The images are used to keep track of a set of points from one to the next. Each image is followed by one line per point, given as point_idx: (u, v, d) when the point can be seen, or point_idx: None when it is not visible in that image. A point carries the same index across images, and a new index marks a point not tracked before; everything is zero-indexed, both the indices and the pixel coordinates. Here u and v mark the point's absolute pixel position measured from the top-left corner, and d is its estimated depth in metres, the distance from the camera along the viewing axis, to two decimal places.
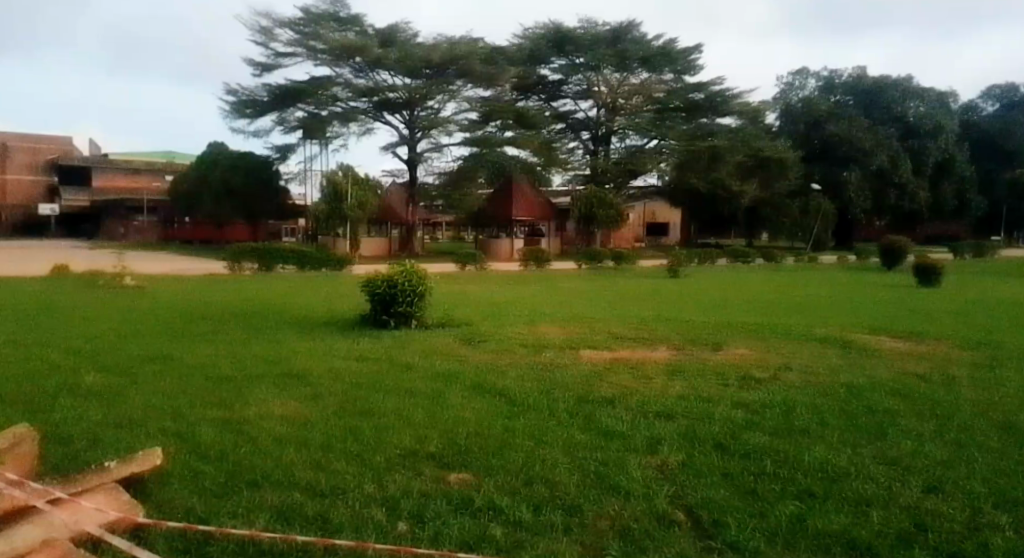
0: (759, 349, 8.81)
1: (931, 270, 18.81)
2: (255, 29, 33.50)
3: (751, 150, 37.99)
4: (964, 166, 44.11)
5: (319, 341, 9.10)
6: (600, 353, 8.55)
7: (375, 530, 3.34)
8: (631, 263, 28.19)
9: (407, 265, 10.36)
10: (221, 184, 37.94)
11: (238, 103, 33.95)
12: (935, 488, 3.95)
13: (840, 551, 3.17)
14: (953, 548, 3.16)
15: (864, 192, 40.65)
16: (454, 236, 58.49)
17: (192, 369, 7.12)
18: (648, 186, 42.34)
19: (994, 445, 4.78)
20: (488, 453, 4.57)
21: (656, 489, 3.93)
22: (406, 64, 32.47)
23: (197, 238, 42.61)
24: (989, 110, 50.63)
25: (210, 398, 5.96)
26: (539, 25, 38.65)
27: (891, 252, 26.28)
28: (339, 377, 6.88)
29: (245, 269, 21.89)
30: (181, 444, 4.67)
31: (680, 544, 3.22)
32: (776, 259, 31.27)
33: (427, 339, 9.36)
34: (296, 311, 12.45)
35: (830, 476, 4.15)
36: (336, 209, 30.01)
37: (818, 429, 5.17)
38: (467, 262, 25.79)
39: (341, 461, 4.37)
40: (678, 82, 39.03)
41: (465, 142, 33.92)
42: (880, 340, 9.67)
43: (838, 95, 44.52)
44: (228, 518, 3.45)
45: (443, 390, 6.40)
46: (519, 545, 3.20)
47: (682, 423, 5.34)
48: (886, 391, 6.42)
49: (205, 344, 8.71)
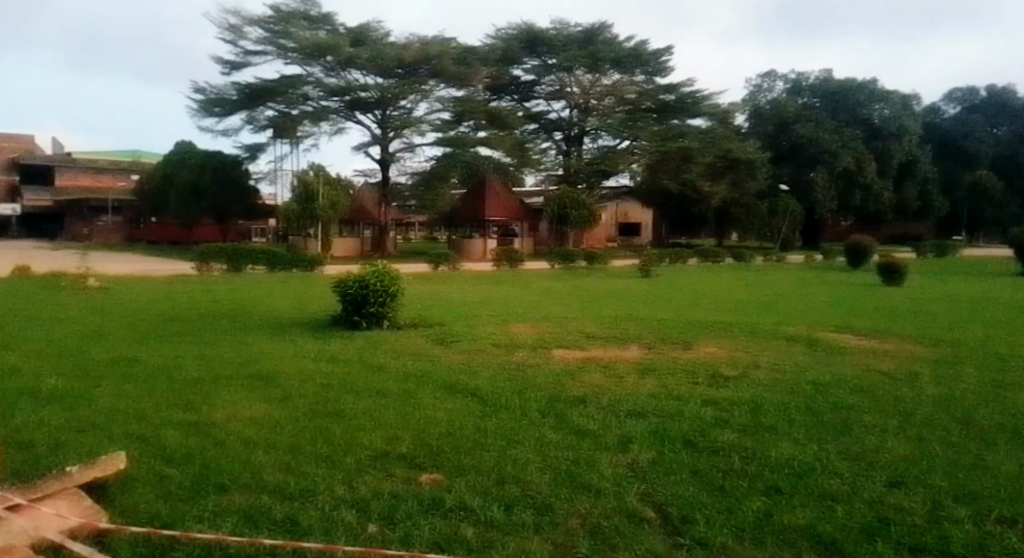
0: (729, 347, 8.93)
1: (895, 269, 19.24)
2: (224, 27, 33.04)
3: (721, 151, 38.44)
4: (926, 167, 45.17)
5: (291, 343, 9.02)
6: (572, 353, 8.56)
7: (346, 531, 3.32)
8: (603, 263, 28.34)
9: (379, 265, 10.32)
10: (189, 183, 37.28)
11: (206, 101, 33.43)
12: (898, 483, 4.04)
13: (806, 546, 3.22)
14: (915, 541, 3.23)
15: (831, 193, 41.39)
16: (427, 236, 58.28)
17: (159, 371, 7.00)
18: (620, 187, 42.63)
19: (954, 439, 4.90)
20: (459, 453, 4.56)
21: (627, 487, 3.97)
22: (378, 63, 32.25)
23: (164, 238, 42.36)
24: (949, 113, 51.97)
25: (176, 401, 5.85)
26: (512, 26, 38.70)
27: (856, 252, 26.80)
28: (308, 378, 6.82)
29: (214, 270, 21.60)
30: (146, 448, 4.58)
31: (649, 542, 3.24)
32: (744, 259, 31.65)
33: (399, 340, 9.32)
34: (267, 311, 12.31)
35: (797, 473, 4.22)
36: (307, 209, 29.67)
37: (784, 426, 5.26)
38: (440, 262, 25.72)
39: (310, 463, 4.33)
40: (649, 83, 39.38)
41: (438, 142, 33.81)
42: (845, 338, 9.85)
43: (805, 98, 45.28)
44: (194, 523, 3.39)
45: (414, 391, 6.39)
46: (490, 545, 3.20)
47: (654, 422, 5.37)
48: (850, 388, 6.56)
49: (171, 345, 8.58)
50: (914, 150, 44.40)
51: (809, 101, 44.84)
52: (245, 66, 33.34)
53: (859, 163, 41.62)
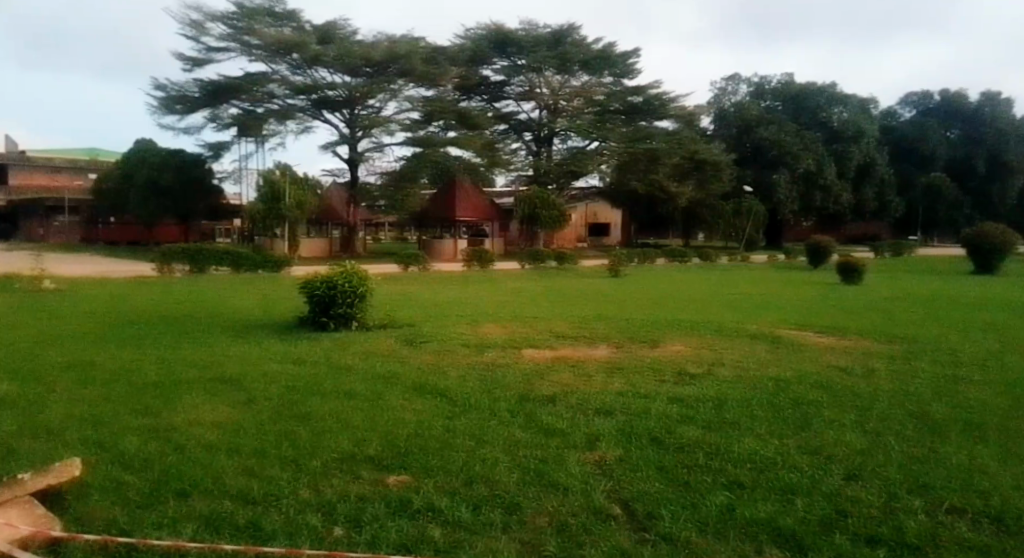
0: (695, 345, 9.07)
1: (852, 268, 19.72)
2: (185, 22, 32.41)
3: (688, 153, 38.90)
4: (883, 169, 46.35)
5: (257, 344, 8.90)
6: (542, 353, 8.56)
7: (310, 535, 3.29)
8: (573, 263, 28.44)
9: (348, 265, 10.26)
10: (150, 182, 36.48)
11: (167, 99, 32.69)
12: (854, 476, 4.13)
13: (766, 537, 3.28)
14: (871, 533, 3.31)
15: (793, 194, 42.23)
16: (396, 236, 57.95)
17: (117, 376, 6.83)
18: (589, 187, 42.85)
19: (909, 432, 5.04)
20: (427, 453, 4.56)
21: (594, 485, 3.99)
22: (345, 62, 31.93)
23: (123, 239, 41.66)
24: (905, 116, 53.44)
25: (136, 406, 5.72)
26: (480, 26, 38.67)
27: (817, 252, 27.37)
28: (273, 381, 6.72)
29: (176, 271, 21.19)
30: (103, 453, 4.49)
31: (615, 538, 3.27)
32: (710, 259, 32.03)
33: (369, 341, 9.25)
34: (231, 314, 12.12)
35: (758, 467, 4.29)
36: (273, 209, 29.26)
37: (748, 422, 5.34)
38: (409, 263, 25.60)
39: (275, 466, 4.28)
40: (617, 85, 39.69)
41: (407, 142, 33.62)
42: (806, 335, 10.09)
43: (767, 101, 46.02)
44: (152, 529, 3.33)
45: (383, 392, 6.36)
46: (457, 545, 3.19)
47: (620, 419, 5.44)
48: (811, 384, 6.68)
49: (128, 349, 8.36)
50: (872, 153, 45.47)
51: (772, 104, 45.65)
52: (208, 63, 32.76)
53: (820, 165, 42.53)
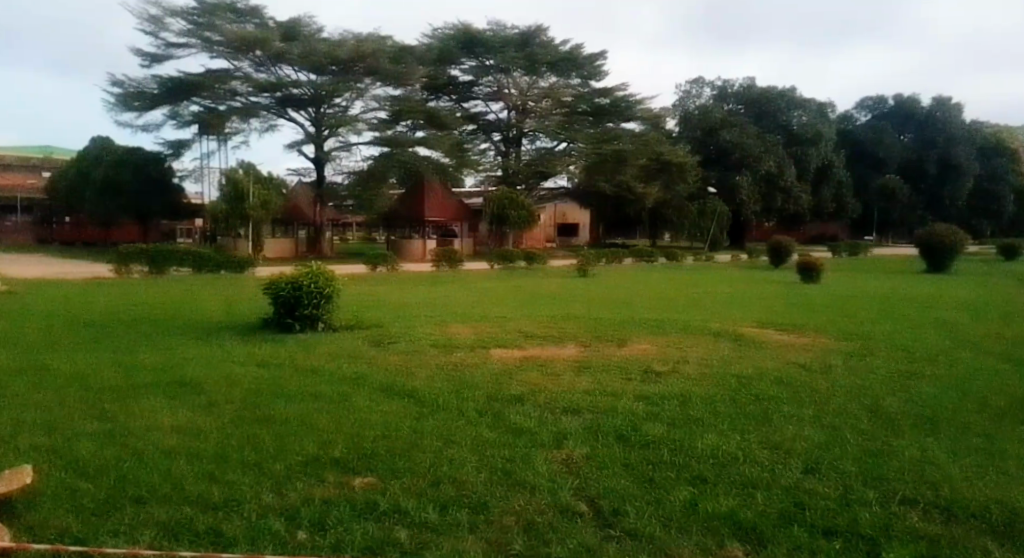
0: (661, 343, 9.22)
1: (811, 267, 20.10)
2: (143, 17, 31.68)
3: (654, 154, 39.05)
4: (841, 171, 47.37)
5: (219, 347, 8.75)
6: (511, 353, 8.54)
7: (272, 540, 3.24)
8: (542, 263, 28.52)
9: (314, 265, 10.17)
10: (106, 181, 35.61)
11: (125, 95, 31.86)
12: (813, 469, 4.22)
13: (728, 531, 3.33)
14: (828, 525, 3.38)
15: (755, 195, 42.96)
16: (364, 237, 57.49)
17: (72, 380, 6.67)
18: (558, 187, 43.03)
19: (864, 427, 5.16)
20: (394, 454, 4.54)
21: (561, 482, 4.02)
22: (310, 60, 31.58)
23: (79, 239, 40.64)
24: (861, 120, 54.67)
25: (91, 411, 5.59)
26: (447, 26, 38.54)
27: (778, 252, 27.88)
28: (236, 384, 6.60)
29: (134, 272, 20.78)
30: (57, 460, 4.36)
31: (581, 535, 3.29)
32: (676, 258, 32.37)
33: (335, 342, 9.16)
34: (192, 315, 11.90)
35: (720, 462, 4.36)
36: (236, 208, 28.78)
37: (711, 418, 5.42)
38: (378, 263, 25.41)
39: (236, 471, 4.20)
40: (585, 87, 39.94)
41: (374, 141, 33.40)
42: (767, 333, 10.25)
43: (730, 104, 46.65)
44: (109, 536, 3.26)
45: (349, 393, 6.29)
46: (424, 546, 3.19)
47: (588, 417, 5.48)
48: (772, 380, 6.81)
49: (83, 352, 8.19)
50: (830, 155, 46.47)
51: (734, 107, 46.32)
52: (167, 59, 32.07)
53: (781, 166, 43.32)
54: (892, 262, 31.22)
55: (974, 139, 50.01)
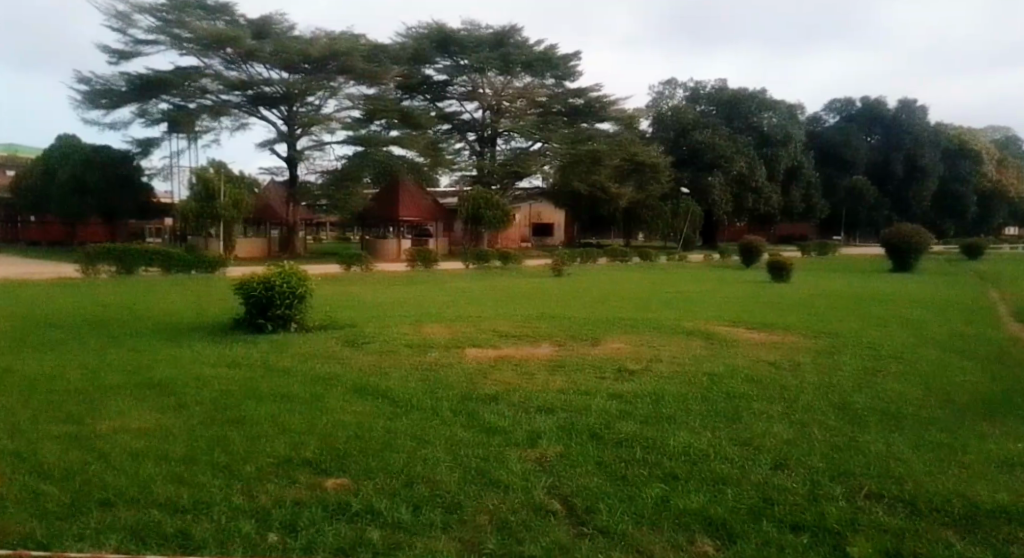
0: (635, 342, 9.27)
1: (780, 267, 20.39)
2: (110, 13, 31.07)
3: (628, 154, 39.26)
4: (810, 172, 48.13)
5: (189, 348, 8.64)
6: (484, 353, 8.53)
7: (244, 543, 3.20)
8: (517, 263, 28.50)
9: (286, 266, 10.06)
10: (72, 180, 34.80)
11: (91, 92, 31.25)
12: (781, 465, 4.28)
13: (699, 527, 3.37)
14: (796, 520, 3.44)
15: (727, 195, 43.44)
16: (338, 237, 57.03)
17: (36, 383, 6.52)
18: (533, 187, 43.11)
19: (833, 423, 5.24)
20: (367, 455, 4.51)
21: (534, 481, 4.02)
22: (282, 58, 31.26)
23: (44, 239, 39.79)
24: (829, 121, 55.53)
25: (57, 413, 5.47)
26: (422, 25, 38.38)
27: (749, 251, 28.21)
28: (207, 385, 6.54)
29: (101, 273, 20.38)
30: (20, 464, 4.26)
31: (555, 534, 3.30)
32: (649, 258, 32.59)
33: (309, 342, 9.08)
34: (162, 316, 11.75)
35: (691, 459, 4.40)
36: (207, 207, 28.32)
37: (683, 416, 5.46)
38: (352, 263, 25.25)
39: (205, 473, 4.15)
40: (559, 87, 40.06)
41: (348, 140, 33.14)
42: (739, 331, 10.34)
43: (702, 105, 47.13)
44: (74, 541, 3.19)
45: (322, 395, 6.23)
46: (397, 546, 3.18)
47: (561, 416, 5.49)
48: (741, 378, 6.89)
49: (49, 354, 8.04)
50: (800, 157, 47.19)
51: (706, 109, 46.83)
52: (136, 56, 31.52)
53: (752, 167, 43.86)
54: (861, 261, 31.72)
55: (938, 140, 51.08)
